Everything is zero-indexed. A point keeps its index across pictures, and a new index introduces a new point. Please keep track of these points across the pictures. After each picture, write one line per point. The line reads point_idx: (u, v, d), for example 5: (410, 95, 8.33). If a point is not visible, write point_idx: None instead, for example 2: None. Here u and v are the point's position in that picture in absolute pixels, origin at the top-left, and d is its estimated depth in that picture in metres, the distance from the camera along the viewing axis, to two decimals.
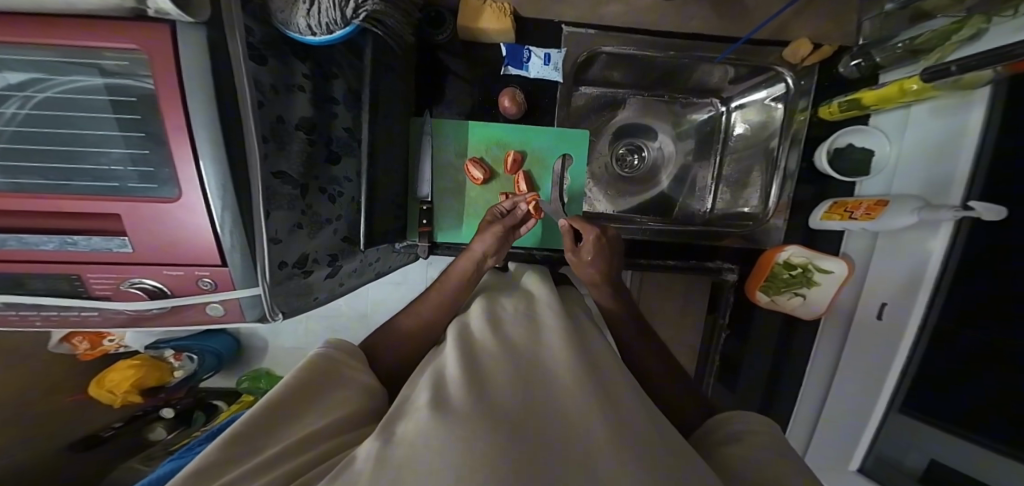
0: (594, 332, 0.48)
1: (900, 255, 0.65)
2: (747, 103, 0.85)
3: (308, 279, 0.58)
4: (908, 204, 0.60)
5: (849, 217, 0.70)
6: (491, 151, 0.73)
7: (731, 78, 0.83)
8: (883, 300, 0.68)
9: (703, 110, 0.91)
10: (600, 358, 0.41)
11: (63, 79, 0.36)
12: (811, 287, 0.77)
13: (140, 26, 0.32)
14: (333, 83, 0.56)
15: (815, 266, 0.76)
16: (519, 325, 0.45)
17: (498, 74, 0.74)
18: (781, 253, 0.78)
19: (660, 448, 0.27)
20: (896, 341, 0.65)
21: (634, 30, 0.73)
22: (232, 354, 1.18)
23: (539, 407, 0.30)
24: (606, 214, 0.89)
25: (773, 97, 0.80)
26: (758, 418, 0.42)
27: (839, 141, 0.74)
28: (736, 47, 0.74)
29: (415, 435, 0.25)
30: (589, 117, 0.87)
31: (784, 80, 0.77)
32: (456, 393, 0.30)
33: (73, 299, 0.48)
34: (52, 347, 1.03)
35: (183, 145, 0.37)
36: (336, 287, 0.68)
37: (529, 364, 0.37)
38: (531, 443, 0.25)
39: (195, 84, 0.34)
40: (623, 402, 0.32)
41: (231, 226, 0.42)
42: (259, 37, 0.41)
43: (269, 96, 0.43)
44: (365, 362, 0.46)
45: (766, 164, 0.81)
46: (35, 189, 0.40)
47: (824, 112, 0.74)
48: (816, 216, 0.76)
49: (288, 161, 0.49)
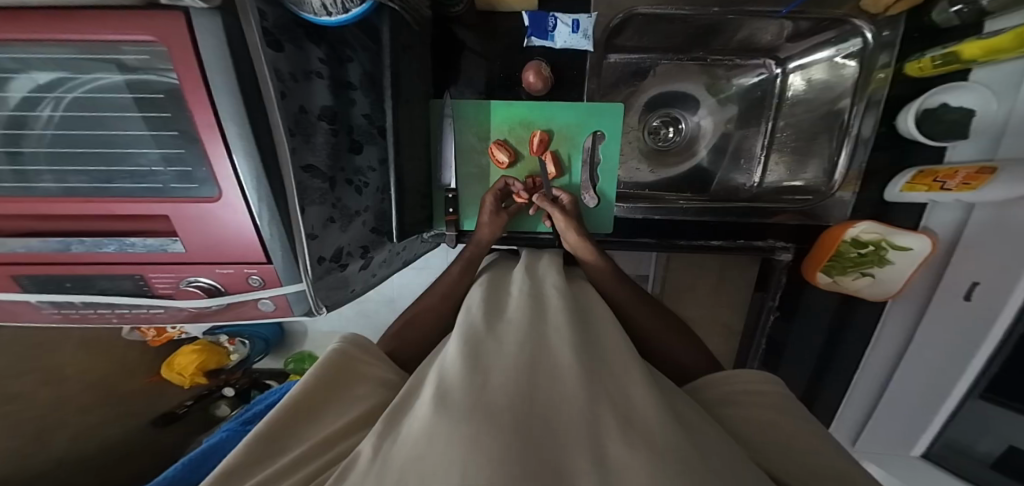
0: (607, 316, 0.44)
1: (997, 229, 0.56)
2: (808, 64, 0.76)
3: (345, 272, 0.59)
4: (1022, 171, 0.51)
5: (940, 188, 0.60)
6: (516, 132, 0.69)
7: (788, 35, 0.74)
8: (973, 280, 0.58)
9: (753, 72, 0.82)
10: (618, 344, 0.37)
11: (84, 77, 0.35)
12: (882, 266, 0.68)
13: (147, 14, 0.30)
14: (348, 67, 0.54)
15: (890, 243, 0.67)
16: (525, 308, 0.42)
17: (521, 47, 0.69)
18: (850, 230, 0.69)
19: (683, 432, 0.24)
20: (983, 327, 0.57)
21: None
22: (278, 339, 1.24)
23: (547, 395, 0.27)
24: (634, 194, 0.83)
25: (843, 54, 0.71)
26: (758, 374, 0.39)
27: (929, 102, 0.63)
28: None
29: (418, 429, 0.23)
30: (619, 88, 0.81)
31: (861, 35, 0.66)
32: (459, 382, 0.28)
33: (141, 297, 0.50)
34: (125, 334, 1.10)
35: (216, 142, 0.36)
36: (369, 278, 0.69)
37: (536, 346, 0.34)
38: (537, 436, 0.22)
39: (221, 76, 0.33)
40: (634, 384, 0.29)
41: (270, 220, 0.42)
42: (273, 21, 0.40)
43: (290, 86, 0.43)
44: (381, 355, 0.43)
45: (834, 129, 0.73)
46: (87, 192, 0.41)
47: (913, 68, 0.64)
48: (895, 188, 0.67)
49: (315, 154, 0.49)
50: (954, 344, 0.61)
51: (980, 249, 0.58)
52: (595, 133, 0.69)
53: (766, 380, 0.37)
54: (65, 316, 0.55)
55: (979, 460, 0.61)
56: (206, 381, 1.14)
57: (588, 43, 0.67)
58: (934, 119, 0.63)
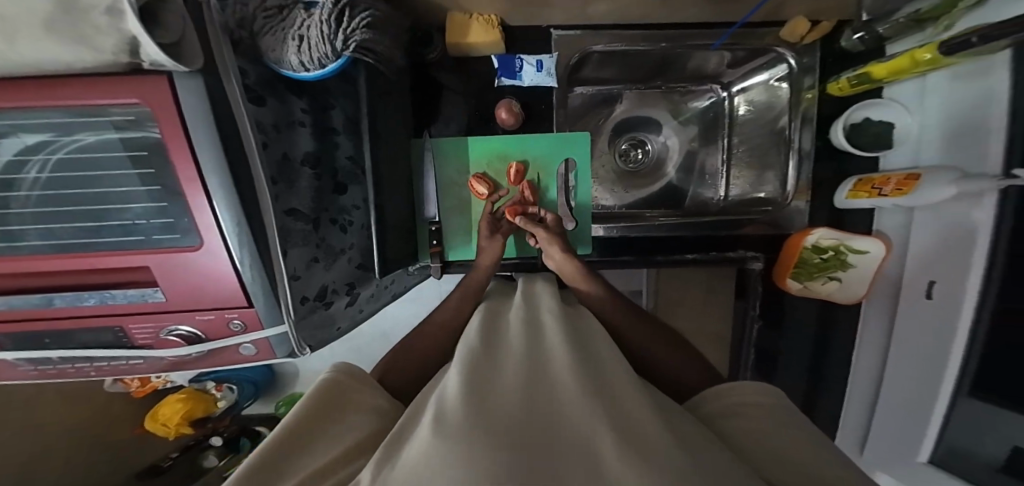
0: (602, 337, 0.45)
1: (942, 225, 0.59)
2: (749, 86, 0.82)
3: (329, 310, 0.61)
4: (941, 175, 0.54)
5: (878, 194, 0.65)
6: (494, 165, 0.73)
7: (728, 62, 0.80)
8: (928, 279, 0.61)
9: (703, 97, 0.88)
10: (612, 364, 0.38)
11: (71, 139, 0.38)
12: (846, 270, 0.71)
13: (133, 81, 0.33)
14: (331, 114, 0.58)
15: (848, 247, 0.70)
16: (523, 334, 0.43)
17: (493, 87, 0.74)
18: (809, 236, 0.73)
19: (675, 445, 0.24)
20: (952, 318, 0.57)
21: (625, 26, 0.72)
22: (267, 383, 1.21)
23: (546, 418, 0.28)
24: (617, 212, 0.87)
25: (776, 78, 0.77)
26: (756, 386, 0.39)
27: (855, 116, 0.69)
28: (730, 32, 0.71)
29: (418, 453, 0.24)
30: (586, 117, 0.86)
31: (785, 61, 0.73)
32: (459, 406, 0.28)
33: (120, 348, 0.50)
34: (107, 386, 1.06)
35: (198, 192, 0.38)
36: (356, 314, 0.71)
37: (535, 370, 0.35)
38: (536, 457, 0.23)
39: (203, 131, 0.36)
40: (632, 404, 0.30)
41: (252, 263, 0.43)
42: (255, 78, 0.44)
43: (272, 136, 0.47)
44: (375, 383, 0.43)
45: (778, 143, 0.78)
46: (73, 248, 0.42)
47: (834, 88, 0.70)
48: (841, 196, 0.72)
49: (299, 198, 0.51)
50: (930, 337, 0.62)
51: (929, 247, 0.62)
52: (567, 161, 0.73)
53: (768, 393, 0.38)
54: (41, 372, 0.54)
55: (985, 465, 0.53)
56: (192, 431, 1.11)
57: (552, 80, 0.72)
58: (861, 131, 0.69)
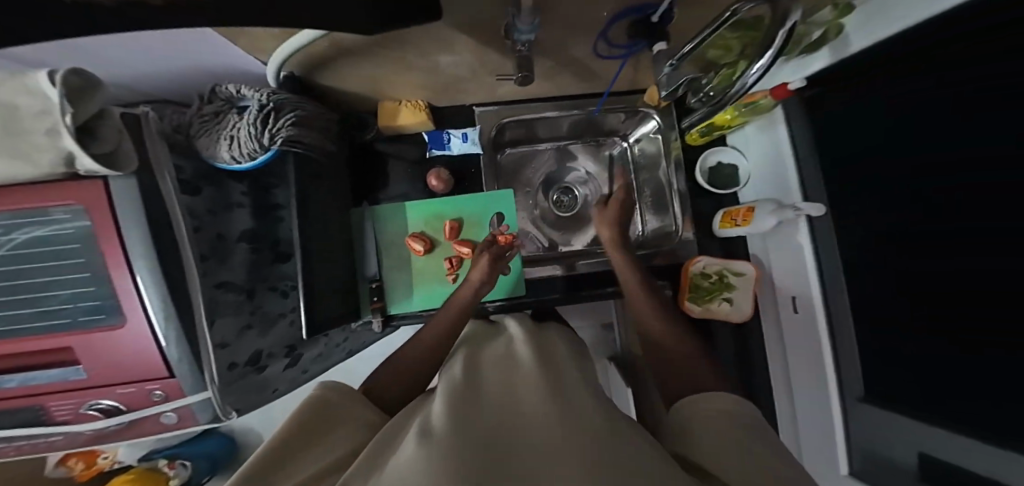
0: (571, 364, 0.48)
1: (783, 247, 0.75)
2: (640, 137, 0.94)
3: (263, 374, 0.63)
4: (766, 207, 0.72)
5: (735, 224, 0.79)
6: (430, 223, 0.80)
7: (619, 119, 0.92)
8: (793, 294, 0.73)
9: (612, 147, 1.00)
10: (577, 385, 0.40)
11: (14, 235, 0.41)
12: (732, 290, 0.82)
13: (76, 185, 0.40)
14: (273, 192, 0.64)
15: (729, 270, 0.81)
16: (496, 368, 0.45)
17: (426, 158, 0.83)
18: (696, 264, 0.82)
19: (631, 451, 0.27)
20: (815, 322, 0.68)
21: (532, 100, 0.86)
22: (229, 454, 1.08)
23: (520, 438, 0.30)
24: (553, 256, 0.97)
25: (653, 130, 0.90)
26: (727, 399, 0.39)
27: (709, 160, 0.86)
28: (603, 100, 0.86)
29: (399, 469, 0.25)
30: (512, 175, 0.98)
31: (653, 118, 0.88)
32: (440, 425, 0.30)
33: (37, 427, 0.49)
34: (49, 471, 0.97)
35: (124, 276, 0.43)
36: (296, 374, 0.75)
37: (507, 398, 0.37)
38: (507, 471, 0.24)
39: (131, 219, 0.42)
40: (595, 417, 0.32)
41: (176, 336, 0.46)
42: (190, 172, 0.50)
43: (206, 219, 0.52)
44: (359, 397, 0.43)
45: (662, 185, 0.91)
46: (5, 337, 0.43)
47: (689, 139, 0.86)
48: (715, 227, 0.84)
49: (232, 271, 0.55)
50: (810, 343, 0.70)
51: (796, 264, 0.73)
52: (497, 215, 0.82)
53: (736, 405, 0.37)
54: None
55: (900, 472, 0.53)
56: None
57: (476, 148, 0.83)
58: (717, 172, 0.86)
